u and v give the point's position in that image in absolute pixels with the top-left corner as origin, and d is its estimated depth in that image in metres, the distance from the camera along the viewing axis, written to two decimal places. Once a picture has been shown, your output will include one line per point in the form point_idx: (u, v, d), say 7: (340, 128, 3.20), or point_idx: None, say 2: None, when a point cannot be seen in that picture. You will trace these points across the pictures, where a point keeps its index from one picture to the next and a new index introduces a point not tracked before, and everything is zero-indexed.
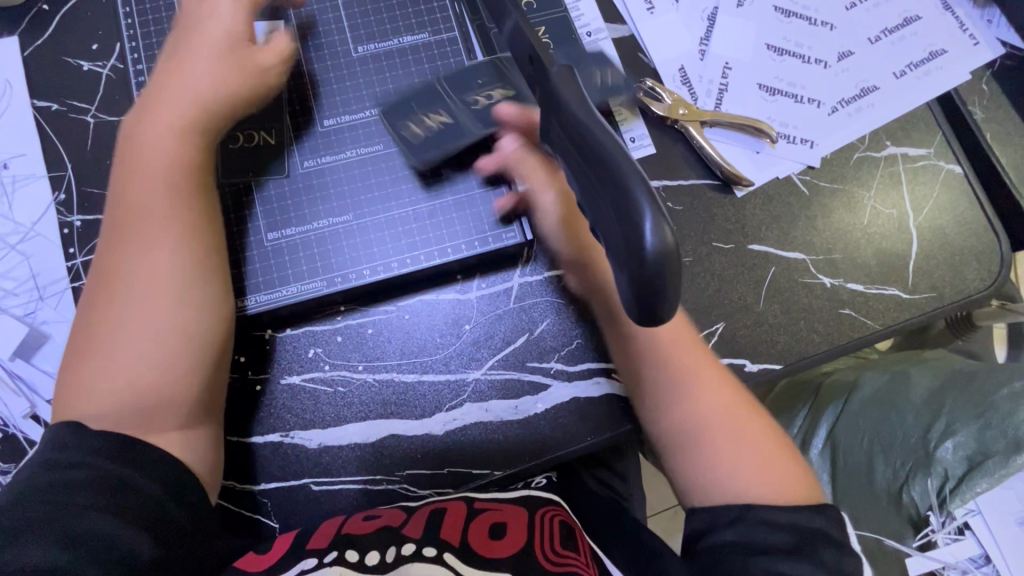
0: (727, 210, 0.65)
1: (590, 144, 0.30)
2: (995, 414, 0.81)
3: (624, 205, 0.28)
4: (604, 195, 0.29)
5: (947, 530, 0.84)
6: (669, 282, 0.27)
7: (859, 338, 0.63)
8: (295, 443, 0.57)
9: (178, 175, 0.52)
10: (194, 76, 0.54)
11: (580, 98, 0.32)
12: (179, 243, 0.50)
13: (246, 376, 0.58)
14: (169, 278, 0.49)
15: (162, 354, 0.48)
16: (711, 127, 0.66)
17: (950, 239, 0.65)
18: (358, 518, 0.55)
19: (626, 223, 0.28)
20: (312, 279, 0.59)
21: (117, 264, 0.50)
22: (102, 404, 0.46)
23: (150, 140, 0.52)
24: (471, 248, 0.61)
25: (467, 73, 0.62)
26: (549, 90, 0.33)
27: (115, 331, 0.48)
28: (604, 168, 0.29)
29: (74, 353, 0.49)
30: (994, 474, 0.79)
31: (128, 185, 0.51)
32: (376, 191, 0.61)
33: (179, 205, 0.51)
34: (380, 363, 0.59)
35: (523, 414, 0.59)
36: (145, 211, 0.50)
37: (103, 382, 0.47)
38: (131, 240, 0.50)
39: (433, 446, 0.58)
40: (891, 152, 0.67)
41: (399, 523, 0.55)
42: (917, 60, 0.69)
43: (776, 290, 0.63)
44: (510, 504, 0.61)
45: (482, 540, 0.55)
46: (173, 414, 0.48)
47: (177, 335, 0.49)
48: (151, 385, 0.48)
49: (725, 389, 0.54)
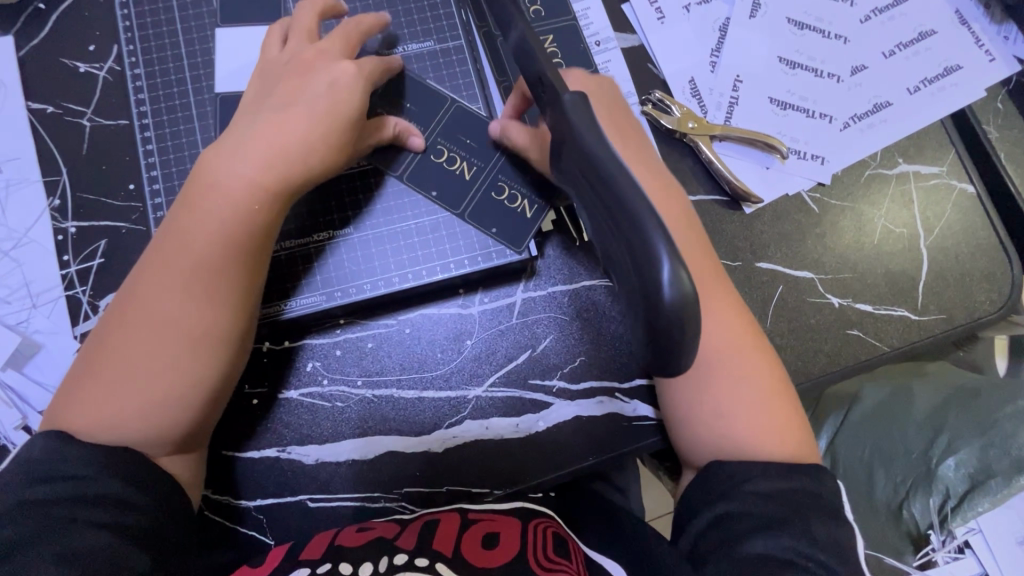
0: (735, 227, 0.64)
1: (601, 177, 0.28)
2: (998, 433, 0.81)
3: (641, 248, 0.26)
4: (620, 235, 0.27)
5: (947, 549, 0.85)
6: (686, 325, 0.26)
7: (867, 360, 0.62)
8: (292, 459, 0.56)
9: (244, 221, 0.49)
10: (303, 115, 0.51)
11: (593, 128, 0.29)
12: (218, 288, 0.48)
13: (242, 390, 0.57)
14: (206, 321, 0.47)
15: (177, 394, 0.46)
16: (721, 141, 0.65)
17: (960, 259, 0.64)
18: (352, 531, 0.53)
19: (643, 267, 0.26)
20: (311, 293, 0.57)
21: (147, 281, 0.48)
22: (100, 421, 0.45)
23: (225, 169, 0.49)
24: (473, 263, 0.59)
25: (469, 129, 0.61)
26: (559, 115, 0.31)
27: (137, 346, 0.46)
28: (620, 207, 0.27)
29: (100, 343, 0.47)
30: (996, 493, 0.80)
31: (195, 199, 0.49)
32: (378, 204, 0.59)
33: (230, 249, 0.48)
34: (379, 379, 0.58)
35: (525, 433, 0.58)
36: (191, 238, 0.48)
37: (109, 399, 0.45)
38: (170, 264, 0.48)
39: (432, 465, 0.57)
40: (903, 170, 0.66)
41: (393, 535, 0.52)
42: (931, 76, 0.67)
43: (783, 309, 0.62)
44: (506, 516, 0.56)
45: (477, 551, 0.50)
46: (166, 445, 0.47)
47: (196, 381, 0.47)
48: (156, 420, 0.46)
49: (731, 328, 0.53)
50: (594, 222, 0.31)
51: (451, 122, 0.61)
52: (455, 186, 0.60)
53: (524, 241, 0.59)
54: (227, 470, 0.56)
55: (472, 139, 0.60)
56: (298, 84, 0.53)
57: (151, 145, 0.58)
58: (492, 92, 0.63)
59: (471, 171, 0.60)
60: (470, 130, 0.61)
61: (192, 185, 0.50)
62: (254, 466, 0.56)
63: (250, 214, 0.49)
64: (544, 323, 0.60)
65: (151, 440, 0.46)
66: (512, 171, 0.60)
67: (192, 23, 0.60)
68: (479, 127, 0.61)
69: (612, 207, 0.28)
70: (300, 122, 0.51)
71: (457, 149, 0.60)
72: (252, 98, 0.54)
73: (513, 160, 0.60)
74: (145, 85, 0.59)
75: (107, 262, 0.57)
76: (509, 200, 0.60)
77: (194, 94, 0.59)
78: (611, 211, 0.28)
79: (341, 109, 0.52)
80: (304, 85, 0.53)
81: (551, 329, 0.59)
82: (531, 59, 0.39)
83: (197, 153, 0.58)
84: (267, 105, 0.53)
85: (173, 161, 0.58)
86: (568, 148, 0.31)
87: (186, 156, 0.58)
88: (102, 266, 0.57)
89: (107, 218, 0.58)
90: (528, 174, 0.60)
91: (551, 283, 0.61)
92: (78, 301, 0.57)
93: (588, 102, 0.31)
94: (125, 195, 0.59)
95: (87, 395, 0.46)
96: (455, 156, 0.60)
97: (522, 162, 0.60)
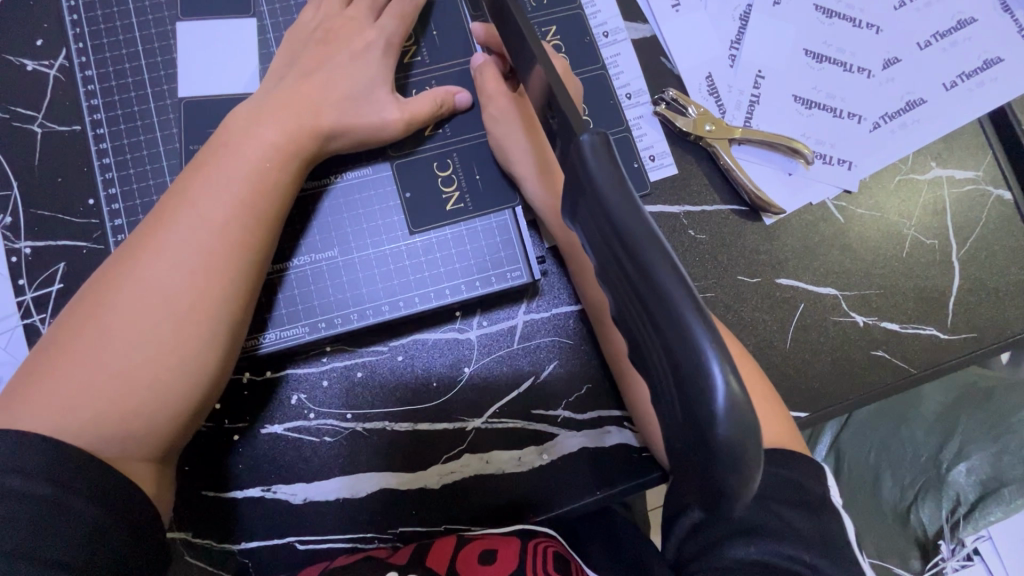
0: (754, 239, 0.59)
1: (628, 242, 0.24)
2: (1011, 438, 0.78)
3: (681, 347, 0.22)
4: (652, 325, 0.23)
5: (957, 559, 0.78)
6: (733, 423, 0.22)
7: (893, 383, 0.58)
8: (277, 498, 0.52)
9: (247, 207, 0.46)
10: (317, 101, 0.50)
11: (619, 186, 0.25)
12: (219, 272, 0.45)
13: (222, 426, 0.52)
14: (197, 308, 0.44)
15: (163, 387, 0.43)
16: (740, 145, 0.59)
17: (994, 273, 0.60)
18: (343, 555, 0.52)
19: (683, 366, 0.22)
20: (293, 323, 0.52)
21: (141, 254, 0.44)
22: (68, 410, 0.40)
23: (242, 143, 0.47)
24: (471, 286, 0.54)
25: (488, 176, 0.56)
26: (575, 159, 0.27)
27: (117, 328, 0.42)
28: (656, 298, 0.23)
29: (75, 322, 0.43)
30: (1009, 502, 0.76)
31: (196, 179, 0.46)
32: (365, 223, 0.54)
33: (238, 234, 0.46)
34: (370, 411, 0.53)
35: (527, 467, 0.54)
36: (197, 215, 0.45)
37: (86, 382, 0.41)
38: (169, 239, 0.44)
39: (429, 501, 0.53)
40: (936, 175, 0.61)
41: (385, 555, 0.51)
42: (970, 70, 0.61)
43: (804, 328, 0.58)
44: (504, 534, 0.52)
45: (471, 565, 0.49)
46: (143, 447, 0.42)
47: (176, 376, 0.43)
48: (137, 414, 0.42)
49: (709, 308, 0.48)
50: (615, 295, 0.27)
51: (449, 79, 0.57)
52: (413, 138, 0.55)
53: (526, 261, 0.55)
54: (209, 510, 0.52)
55: (482, 175, 0.56)
56: (312, 69, 0.51)
57: (108, 156, 0.52)
58: None
59: (434, 130, 0.55)
60: (485, 165, 0.56)
61: (201, 160, 0.47)
62: (242, 505, 0.52)
63: (265, 199, 0.47)
64: (548, 348, 0.55)
65: (126, 438, 0.42)
66: (468, 158, 0.56)
67: (150, 16, 0.53)
68: (498, 176, 0.56)
69: (643, 292, 0.23)
70: (323, 103, 0.50)
71: (458, 178, 0.56)
72: (268, 76, 0.52)
73: (480, 152, 0.56)
74: (98, 88, 0.53)
75: (68, 287, 0.52)
76: (442, 182, 0.55)
77: (155, 98, 0.53)
78: (640, 297, 0.24)
79: (352, 97, 0.51)
80: (325, 64, 0.51)
81: (555, 354, 0.55)
82: (542, 91, 0.34)
83: (160, 166, 0.52)
84: (280, 86, 0.50)
85: (133, 174, 0.52)
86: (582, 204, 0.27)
87: (148, 169, 0.52)
88: (62, 292, 0.52)
89: (65, 237, 0.53)
90: (479, 178, 0.56)
91: (555, 304, 0.56)
92: (38, 330, 0.52)
93: (610, 144, 0.26)
94: (84, 211, 0.53)
95: (59, 375, 0.41)
96: (450, 181, 0.55)
97: (488, 165, 0.56)
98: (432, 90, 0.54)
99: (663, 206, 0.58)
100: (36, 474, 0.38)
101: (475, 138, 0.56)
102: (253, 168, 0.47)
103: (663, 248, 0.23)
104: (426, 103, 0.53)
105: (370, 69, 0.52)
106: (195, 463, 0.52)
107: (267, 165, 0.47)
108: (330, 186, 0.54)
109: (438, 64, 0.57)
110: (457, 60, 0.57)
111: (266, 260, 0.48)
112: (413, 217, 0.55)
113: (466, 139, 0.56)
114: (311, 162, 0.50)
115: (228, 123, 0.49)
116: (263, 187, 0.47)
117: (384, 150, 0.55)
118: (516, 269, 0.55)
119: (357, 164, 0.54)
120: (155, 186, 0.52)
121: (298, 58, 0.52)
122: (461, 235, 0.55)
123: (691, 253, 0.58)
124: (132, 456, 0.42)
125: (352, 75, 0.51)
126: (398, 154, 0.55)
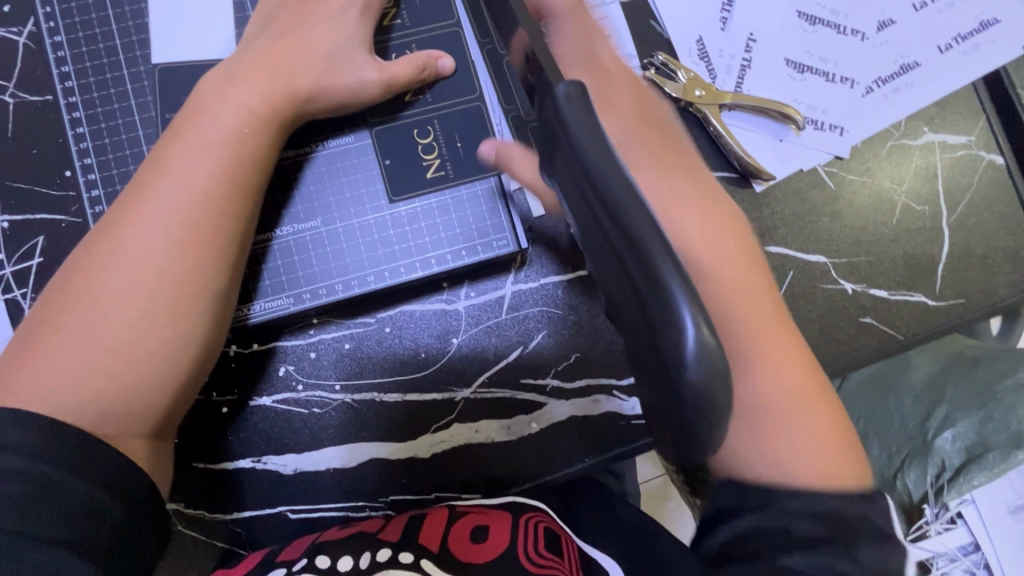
0: (743, 206, 0.58)
1: (606, 200, 0.24)
2: (998, 407, 0.75)
3: (655, 300, 0.23)
4: (630, 282, 0.24)
5: (940, 522, 0.80)
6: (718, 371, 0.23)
7: (881, 350, 0.58)
8: (268, 469, 0.53)
9: (228, 176, 0.45)
10: (295, 66, 0.49)
11: (597, 142, 0.25)
12: (204, 242, 0.44)
13: (210, 399, 0.52)
14: (185, 281, 0.43)
15: (158, 361, 0.43)
16: (730, 110, 0.58)
17: (983, 240, 0.60)
18: (335, 527, 0.53)
19: (658, 319, 0.23)
20: (278, 295, 0.52)
21: (122, 226, 0.44)
22: (68, 387, 0.40)
23: (218, 109, 0.46)
24: (457, 257, 0.54)
25: (470, 147, 0.55)
26: (553, 114, 0.27)
27: (106, 305, 0.42)
28: (629, 248, 0.23)
29: (62, 300, 0.43)
30: (992, 467, 0.75)
31: (173, 148, 0.45)
32: (346, 192, 0.53)
33: (221, 203, 0.45)
34: (358, 382, 0.53)
35: (516, 435, 0.54)
36: (177, 185, 0.44)
37: (78, 357, 0.41)
38: (151, 210, 0.44)
39: (420, 469, 0.54)
40: (928, 140, 0.60)
41: (376, 530, 0.52)
42: (965, 32, 0.60)
43: (793, 297, 0.58)
44: (495, 510, 0.55)
45: (464, 545, 0.51)
46: (142, 422, 0.43)
47: (170, 348, 0.43)
48: (135, 389, 0.42)
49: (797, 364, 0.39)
50: (596, 254, 0.27)
51: (431, 43, 0.55)
52: (394, 113, 0.54)
53: (512, 230, 0.55)
54: (201, 482, 0.52)
55: (467, 142, 0.55)
56: (288, 33, 0.50)
57: (82, 127, 0.51)
58: (472, 55, 0.55)
59: (416, 96, 0.54)
60: (472, 131, 0.55)
61: (177, 129, 0.46)
62: (236, 477, 0.52)
63: (247, 168, 0.46)
64: (536, 318, 0.55)
65: (123, 413, 0.42)
66: (450, 124, 0.55)
67: None
68: (481, 143, 0.55)
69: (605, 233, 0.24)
70: (302, 67, 0.49)
71: (439, 149, 0.54)
72: (242, 41, 0.51)
73: (463, 119, 0.55)
74: (69, 56, 0.51)
75: (47, 261, 0.51)
76: (424, 149, 0.54)
77: (128, 66, 0.51)
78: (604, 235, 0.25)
79: (330, 62, 0.50)
80: (303, 27, 0.50)
81: (543, 324, 0.55)
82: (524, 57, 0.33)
83: (135, 135, 0.51)
84: (254, 49, 0.49)
85: (109, 145, 0.51)
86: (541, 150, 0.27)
87: (124, 139, 0.51)
88: (42, 266, 0.51)
89: (42, 210, 0.51)
90: (461, 145, 0.55)
91: (543, 274, 0.55)
92: (18, 306, 0.50)
93: (586, 94, 0.27)
94: (61, 183, 0.51)
95: (53, 354, 0.41)
96: (432, 153, 0.54)
97: (470, 131, 0.55)
98: (413, 53, 0.53)
99: None
100: (31, 452, 0.37)
101: (458, 104, 0.55)
102: (233, 136, 0.46)
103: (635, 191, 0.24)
104: (407, 66, 0.52)
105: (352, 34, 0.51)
106: (185, 436, 0.52)
107: (247, 133, 0.46)
108: (311, 154, 0.53)
109: (419, 27, 0.55)
110: (439, 23, 0.55)
111: (250, 230, 0.48)
112: (397, 189, 0.54)
113: (448, 109, 0.55)
114: (289, 128, 0.49)
115: (202, 89, 0.48)
116: (244, 155, 0.46)
117: (365, 126, 0.54)
118: (502, 239, 0.55)
119: (340, 133, 0.53)
120: (131, 156, 0.51)
121: (274, 20, 0.51)
122: (445, 204, 0.54)
123: None
124: (131, 430, 0.42)
125: (332, 38, 0.50)
126: (380, 131, 0.54)
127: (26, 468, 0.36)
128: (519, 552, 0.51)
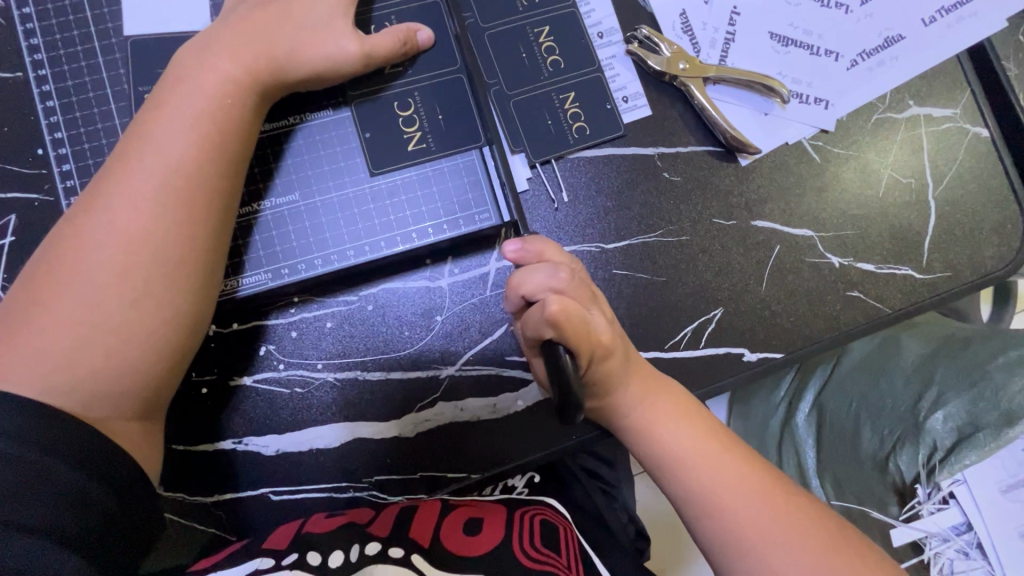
0: (727, 179, 0.58)
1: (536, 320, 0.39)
2: (988, 385, 0.68)
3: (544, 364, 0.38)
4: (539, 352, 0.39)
5: (933, 501, 0.72)
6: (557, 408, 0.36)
7: (870, 323, 0.57)
8: (249, 450, 0.52)
9: (212, 149, 0.45)
10: (275, 36, 0.48)
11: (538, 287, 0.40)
12: (195, 219, 0.44)
13: (189, 378, 0.51)
14: (171, 259, 0.43)
15: (145, 340, 0.42)
16: (715, 84, 0.58)
17: (970, 213, 0.60)
18: (321, 518, 0.50)
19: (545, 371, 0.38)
20: (255, 271, 0.51)
21: (107, 203, 0.42)
22: (53, 368, 0.40)
23: (201, 81, 0.45)
24: (439, 231, 0.53)
25: (452, 119, 0.54)
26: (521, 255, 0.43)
27: (92, 282, 0.41)
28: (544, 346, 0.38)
29: (43, 277, 0.41)
30: (985, 447, 0.67)
31: (155, 121, 0.44)
32: (326, 167, 0.52)
33: (207, 176, 0.44)
34: (341, 361, 0.53)
35: (503, 412, 0.54)
36: (160, 158, 0.43)
37: (66, 337, 0.40)
38: (133, 184, 0.43)
39: (404, 449, 0.53)
40: (913, 113, 0.60)
41: (366, 522, 0.49)
42: (949, 5, 0.60)
43: (780, 271, 0.57)
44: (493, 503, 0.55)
45: (458, 537, 0.48)
46: (129, 402, 0.42)
47: (157, 327, 0.42)
48: (122, 369, 0.41)
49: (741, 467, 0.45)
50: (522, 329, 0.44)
51: (411, 15, 0.54)
52: (374, 87, 0.53)
53: (495, 204, 0.54)
54: (181, 465, 0.51)
55: (448, 115, 0.54)
56: (269, 4, 0.49)
57: (51, 101, 0.50)
58: (453, 29, 0.55)
59: (395, 68, 0.53)
60: (455, 105, 0.54)
61: (158, 102, 0.45)
62: (219, 460, 0.51)
63: (231, 142, 0.45)
64: None
65: (114, 395, 0.41)
66: (431, 97, 0.54)
67: None
68: (463, 115, 0.54)
69: (558, 317, 0.37)
70: (281, 37, 0.48)
71: (418, 121, 0.54)
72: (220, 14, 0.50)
73: (443, 91, 0.54)
74: (37, 28, 0.50)
75: (20, 240, 0.50)
76: (404, 122, 0.53)
77: (100, 39, 0.50)
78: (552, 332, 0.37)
79: (311, 31, 0.49)
80: None
81: None
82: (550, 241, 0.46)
83: (108, 109, 0.50)
84: (233, 19, 0.48)
85: (80, 119, 0.50)
86: (565, 268, 0.41)
87: (96, 113, 0.50)
88: (15, 245, 0.50)
89: (14, 188, 0.50)
90: (442, 118, 0.54)
91: None
92: None
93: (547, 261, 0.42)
94: (33, 161, 0.50)
95: (35, 334, 0.40)
96: (412, 127, 0.54)
97: (451, 104, 0.54)
98: (393, 26, 0.52)
99: (636, 149, 0.57)
100: (9, 433, 0.36)
101: (439, 77, 0.54)
102: (217, 109, 0.45)
103: (593, 334, 0.39)
104: (387, 38, 0.51)
105: (331, 7, 0.50)
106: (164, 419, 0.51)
107: (231, 105, 0.46)
108: (291, 127, 0.52)
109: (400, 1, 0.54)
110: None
111: (234, 205, 0.47)
112: (378, 163, 0.53)
113: (429, 82, 0.54)
114: (268, 99, 0.48)
115: (180, 60, 0.47)
116: (227, 126, 0.45)
117: (344, 99, 0.53)
118: (485, 212, 0.54)
119: (318, 104, 0.53)
120: (103, 130, 0.50)
121: None
122: (427, 177, 0.54)
123: (666, 196, 0.57)
124: (119, 411, 0.41)
125: (312, 9, 0.49)
126: (359, 105, 0.53)
127: (11, 452, 0.35)
128: (514, 543, 0.49)
